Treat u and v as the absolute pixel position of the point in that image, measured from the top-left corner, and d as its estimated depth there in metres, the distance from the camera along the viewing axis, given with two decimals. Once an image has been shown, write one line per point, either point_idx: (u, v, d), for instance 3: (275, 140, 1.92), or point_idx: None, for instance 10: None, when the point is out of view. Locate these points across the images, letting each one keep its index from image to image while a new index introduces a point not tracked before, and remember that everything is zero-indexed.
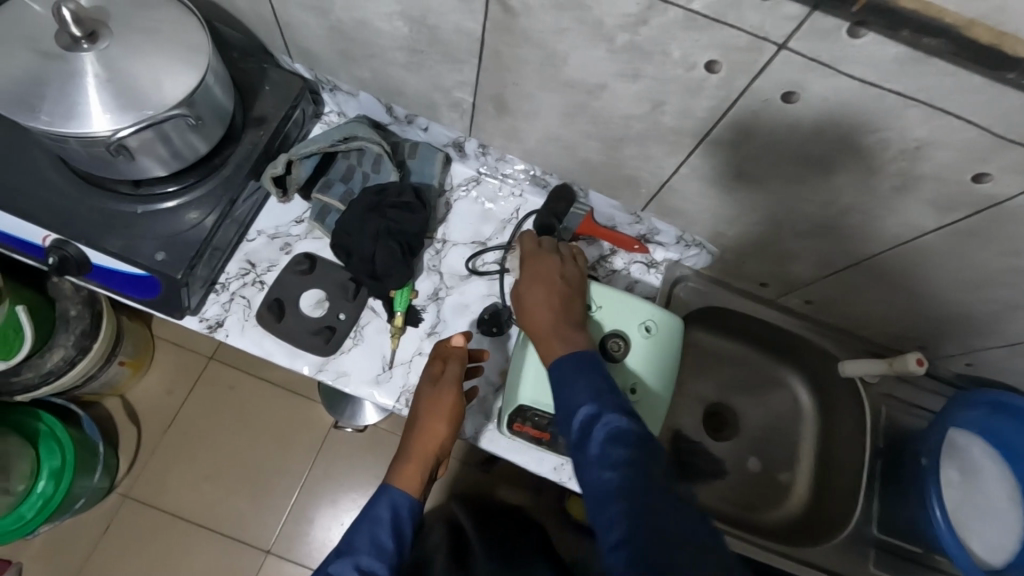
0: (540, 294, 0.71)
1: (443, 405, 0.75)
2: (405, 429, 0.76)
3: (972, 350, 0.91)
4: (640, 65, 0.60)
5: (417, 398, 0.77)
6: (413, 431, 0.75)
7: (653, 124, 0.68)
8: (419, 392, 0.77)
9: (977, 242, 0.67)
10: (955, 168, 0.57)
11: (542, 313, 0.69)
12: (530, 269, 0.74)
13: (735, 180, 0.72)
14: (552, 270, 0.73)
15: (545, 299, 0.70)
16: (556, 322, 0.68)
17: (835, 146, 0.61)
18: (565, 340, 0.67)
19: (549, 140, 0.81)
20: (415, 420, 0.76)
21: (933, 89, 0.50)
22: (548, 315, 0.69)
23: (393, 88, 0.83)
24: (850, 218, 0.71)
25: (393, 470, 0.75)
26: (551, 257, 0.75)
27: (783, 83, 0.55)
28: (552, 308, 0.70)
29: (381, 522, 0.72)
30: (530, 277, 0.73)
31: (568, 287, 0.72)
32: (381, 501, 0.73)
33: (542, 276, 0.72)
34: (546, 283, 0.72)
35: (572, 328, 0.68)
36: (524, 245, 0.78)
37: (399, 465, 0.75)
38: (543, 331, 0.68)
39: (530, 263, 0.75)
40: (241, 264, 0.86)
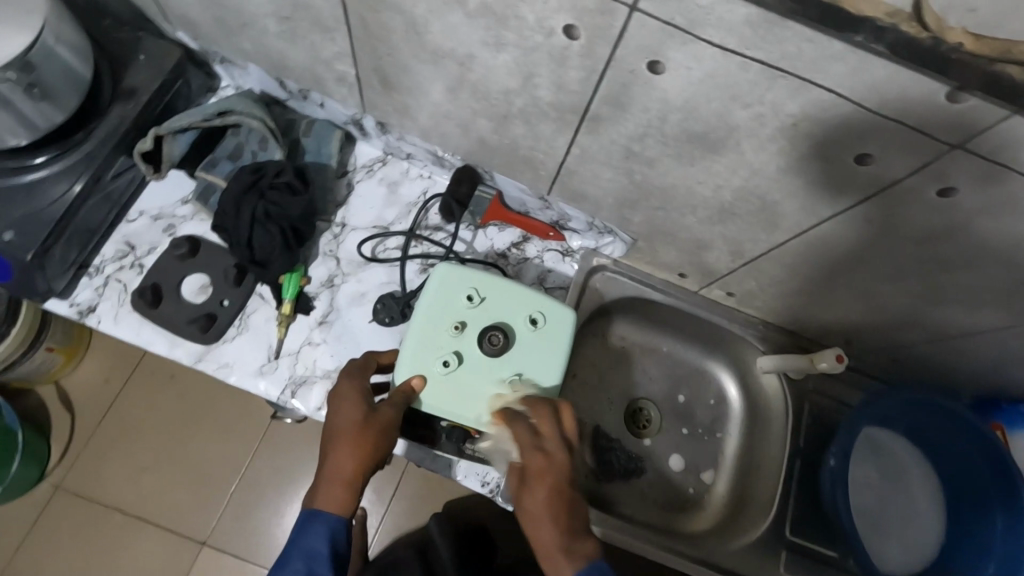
0: (546, 517, 0.60)
1: (377, 423, 0.64)
2: (327, 446, 0.64)
3: (895, 346, 0.87)
4: (500, 32, 0.55)
5: (342, 413, 0.65)
6: (339, 449, 0.63)
7: (532, 99, 0.63)
8: (346, 406, 0.65)
9: (877, 229, 0.62)
10: (837, 148, 0.53)
11: (552, 539, 0.60)
12: (543, 490, 0.61)
13: (627, 161, 0.67)
14: (559, 478, 0.61)
15: (547, 519, 0.60)
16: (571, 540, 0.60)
17: (714, 125, 0.55)
18: (574, 558, 0.59)
19: (440, 118, 0.75)
20: (342, 437, 0.63)
21: (796, 56, 0.45)
22: (557, 538, 0.60)
23: (277, 61, 0.78)
24: (748, 204, 0.66)
25: (317, 494, 0.63)
26: (558, 451, 0.62)
27: (645, 51, 0.50)
28: (562, 517, 0.60)
29: (318, 552, 0.61)
30: (540, 490, 0.61)
31: (572, 469, 0.63)
32: (314, 531, 0.61)
33: (544, 485, 0.61)
34: (541, 498, 0.61)
35: (582, 534, 0.61)
36: (516, 435, 0.62)
37: (324, 489, 0.62)
38: (561, 544, 0.60)
39: (536, 457, 0.61)
40: (119, 246, 0.81)
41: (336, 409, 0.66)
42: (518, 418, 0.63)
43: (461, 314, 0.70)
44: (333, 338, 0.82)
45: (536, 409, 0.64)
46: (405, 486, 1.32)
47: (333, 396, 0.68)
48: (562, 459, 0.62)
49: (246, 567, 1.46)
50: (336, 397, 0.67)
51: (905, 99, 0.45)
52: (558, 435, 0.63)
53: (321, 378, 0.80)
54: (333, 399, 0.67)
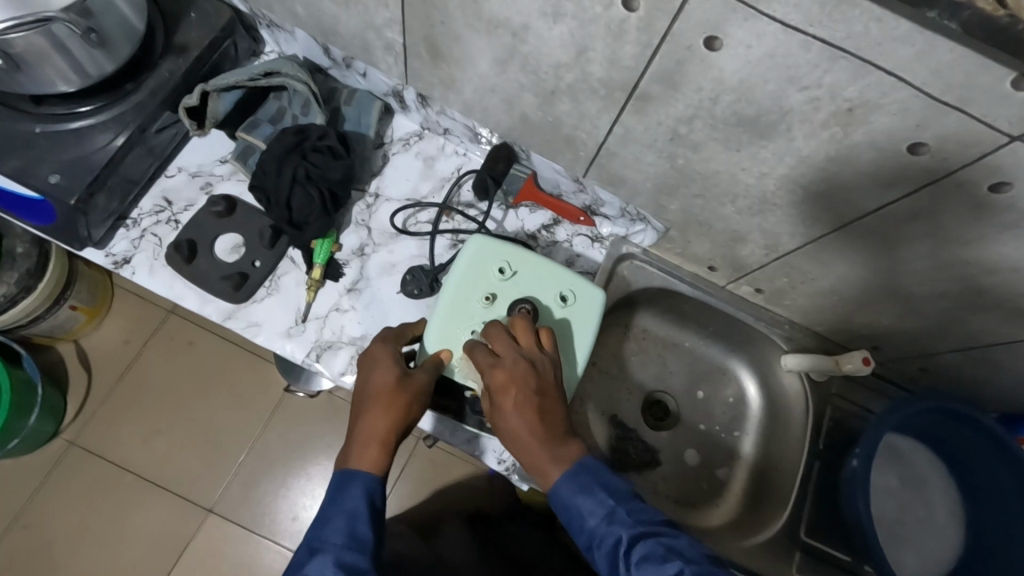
0: (518, 429, 0.59)
1: (412, 387, 0.64)
2: (360, 409, 0.64)
3: (924, 354, 0.86)
4: (559, 1, 0.55)
5: (375, 376, 0.65)
6: (373, 413, 0.63)
7: (581, 73, 0.63)
8: (378, 368, 0.65)
9: (921, 226, 0.61)
10: (891, 137, 0.52)
11: (529, 446, 0.59)
12: (506, 404, 0.59)
13: (671, 144, 0.67)
14: (524, 386, 0.59)
15: (522, 431, 0.58)
16: (546, 445, 0.59)
17: (765, 106, 0.55)
18: (557, 459, 0.59)
19: (484, 91, 0.76)
20: (374, 400, 0.63)
21: (861, 36, 0.45)
22: (536, 447, 0.59)
23: (326, 25, 0.78)
24: (789, 194, 0.66)
25: (351, 457, 0.63)
26: (514, 362, 0.61)
27: (706, 27, 0.50)
28: (533, 419, 0.59)
29: (359, 512, 0.61)
30: (508, 405, 0.59)
31: (538, 376, 0.61)
32: (355, 489, 0.61)
33: (504, 401, 0.59)
34: (507, 413, 0.59)
35: (559, 438, 0.60)
36: (475, 360, 0.63)
37: (359, 452, 0.62)
38: (544, 449, 0.59)
39: (496, 372, 0.60)
40: (157, 201, 0.82)
41: (368, 373, 0.66)
42: (473, 346, 0.64)
43: (492, 285, 0.70)
44: (361, 306, 0.83)
45: (492, 334, 0.64)
46: (410, 465, 1.32)
47: (364, 359, 0.68)
48: (519, 357, 0.61)
49: (250, 535, 1.47)
50: (370, 362, 0.67)
51: (969, 84, 0.45)
52: (513, 347, 0.62)
53: (347, 345, 0.81)
54: (363, 363, 0.67)
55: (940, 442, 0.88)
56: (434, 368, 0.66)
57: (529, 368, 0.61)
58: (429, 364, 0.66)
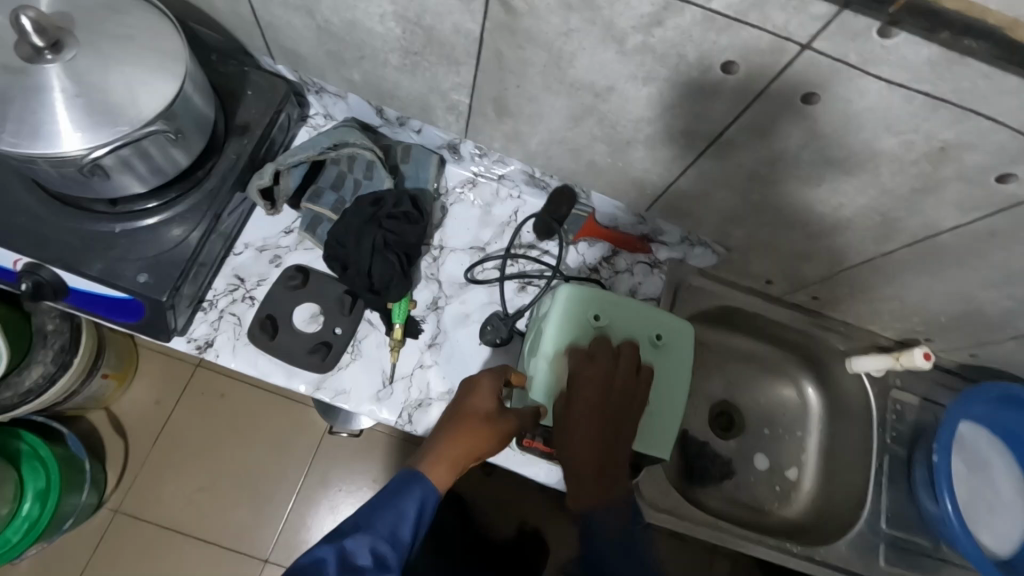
0: (578, 444, 0.65)
1: (502, 426, 0.67)
2: (452, 424, 0.67)
3: (979, 344, 0.90)
4: (652, 67, 0.57)
5: (474, 400, 0.68)
6: (463, 432, 0.66)
7: (662, 126, 0.65)
8: (476, 396, 0.68)
9: (996, 242, 0.65)
10: (980, 170, 0.55)
11: (585, 463, 0.65)
12: (577, 418, 0.65)
13: (747, 181, 0.69)
14: (598, 401, 0.66)
15: (590, 454, 0.65)
16: (594, 469, 0.65)
17: (855, 149, 0.58)
18: (593, 488, 0.65)
19: (551, 143, 0.77)
20: (468, 422, 0.66)
21: (965, 91, 0.48)
22: (587, 474, 0.65)
23: (384, 90, 0.79)
24: (862, 219, 0.69)
25: (425, 460, 0.66)
26: (606, 383, 0.67)
27: (805, 86, 0.53)
28: (602, 446, 0.66)
29: (408, 514, 0.62)
30: (581, 417, 0.65)
31: (622, 410, 0.67)
32: (411, 493, 0.63)
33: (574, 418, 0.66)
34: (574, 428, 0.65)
35: (602, 475, 0.65)
36: (575, 360, 0.68)
37: (436, 458, 0.65)
38: (595, 475, 0.65)
39: (585, 381, 0.67)
40: (229, 279, 0.82)
41: (465, 397, 0.69)
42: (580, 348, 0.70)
43: (590, 334, 0.72)
44: (443, 360, 0.84)
45: (600, 348, 0.69)
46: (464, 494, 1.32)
47: (468, 380, 0.71)
48: (615, 386, 0.67)
49: None
50: (474, 382, 0.70)
51: None
52: (613, 371, 0.68)
53: (437, 401, 0.82)
54: (463, 387, 0.70)
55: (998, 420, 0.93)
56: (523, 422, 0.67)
57: (618, 400, 0.67)
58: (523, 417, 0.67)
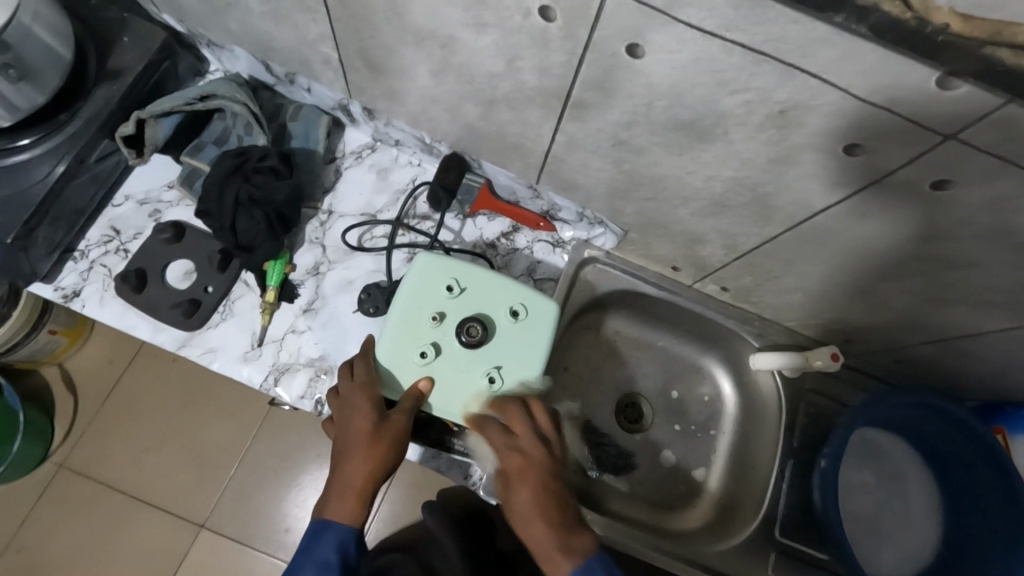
0: (543, 502, 0.60)
1: (388, 435, 0.63)
2: (344, 456, 0.63)
3: (897, 348, 0.83)
4: (479, 13, 0.53)
5: (354, 421, 0.64)
6: (356, 462, 0.62)
7: (516, 83, 0.61)
8: (354, 415, 0.64)
9: (872, 224, 0.59)
10: (828, 138, 0.50)
11: (543, 518, 0.59)
12: (536, 466, 0.62)
13: (615, 149, 0.65)
14: (543, 469, 0.62)
15: (542, 506, 0.60)
16: (553, 533, 0.58)
17: (699, 112, 0.53)
18: (572, 552, 0.58)
19: (426, 103, 0.74)
20: (355, 450, 0.62)
21: (779, 40, 0.42)
22: (545, 525, 0.59)
23: (263, 42, 0.76)
24: (737, 195, 0.64)
25: (331, 504, 0.62)
26: (533, 446, 0.63)
27: (625, 34, 0.48)
28: (542, 508, 0.60)
29: (329, 564, 0.61)
30: (527, 486, 0.61)
31: (551, 457, 0.63)
32: (324, 541, 0.62)
33: (529, 480, 0.61)
34: (541, 480, 0.61)
35: (568, 527, 0.59)
36: (488, 438, 0.64)
37: (340, 497, 0.62)
38: (554, 537, 0.58)
39: (524, 472, 0.61)
40: (105, 230, 0.81)
41: (345, 417, 0.65)
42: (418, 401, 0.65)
43: (441, 304, 0.68)
44: (318, 326, 0.82)
45: (504, 409, 0.64)
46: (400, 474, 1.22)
47: (341, 401, 0.66)
48: (533, 439, 0.63)
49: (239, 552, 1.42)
50: (346, 400, 0.65)
51: (897, 84, 0.42)
52: (507, 432, 0.63)
53: (305, 367, 0.80)
54: (339, 408, 0.66)
55: (919, 431, 0.86)
56: (410, 415, 0.64)
57: (546, 461, 0.62)
58: (404, 412, 0.64)
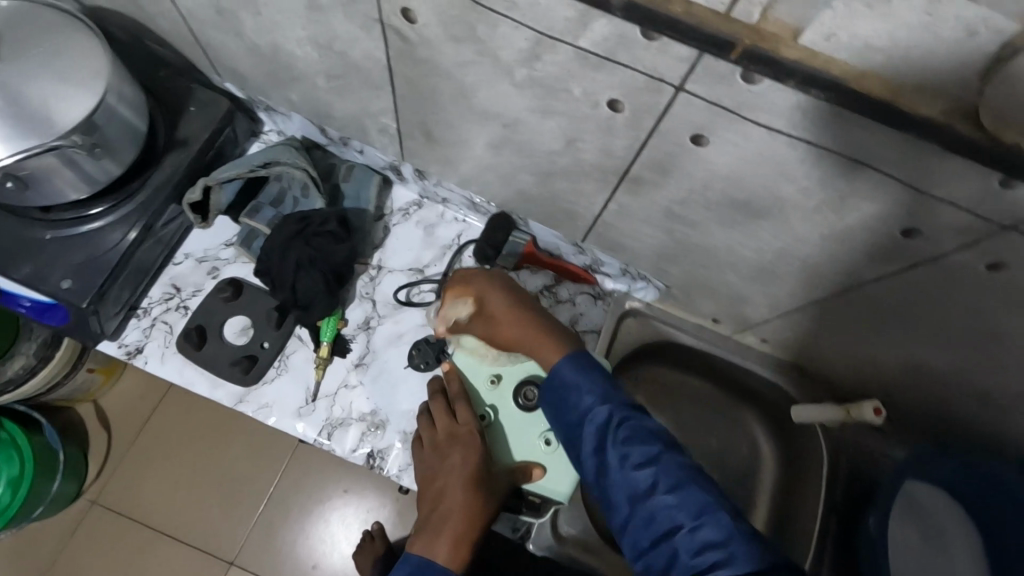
0: (520, 320, 0.65)
1: (498, 483, 0.65)
2: (450, 493, 0.63)
3: (939, 405, 0.83)
4: (547, 102, 0.56)
5: (463, 461, 0.65)
6: (464, 499, 0.62)
7: (573, 159, 0.64)
8: (462, 457, 0.65)
9: (923, 298, 0.60)
10: (883, 222, 0.52)
11: (528, 328, 0.65)
12: (498, 311, 0.67)
13: (667, 220, 0.67)
14: (501, 287, 0.68)
15: (515, 307, 0.66)
16: (526, 329, 0.65)
17: (757, 195, 0.55)
18: (561, 347, 0.64)
19: (479, 169, 0.76)
20: (464, 490, 0.63)
21: (845, 142, 0.45)
22: (534, 332, 0.65)
23: (323, 111, 0.80)
24: (786, 263, 0.65)
25: (434, 543, 0.61)
26: (484, 278, 0.69)
27: (691, 126, 0.51)
28: (516, 311, 0.66)
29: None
30: (494, 308, 0.67)
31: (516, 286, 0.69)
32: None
33: (502, 321, 0.66)
34: (508, 313, 0.66)
35: (552, 327, 0.65)
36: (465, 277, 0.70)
37: (445, 537, 0.61)
38: (546, 338, 0.64)
39: (484, 301, 0.67)
40: (166, 288, 0.84)
41: (450, 457, 0.65)
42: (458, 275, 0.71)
43: (496, 366, 0.71)
44: (369, 380, 0.84)
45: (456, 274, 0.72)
46: None
47: (443, 439, 0.67)
48: (487, 277, 0.69)
49: None
50: (452, 440, 0.66)
51: (960, 183, 0.44)
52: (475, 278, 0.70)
53: (357, 421, 0.82)
54: (441, 448, 0.66)
55: (989, 506, 0.81)
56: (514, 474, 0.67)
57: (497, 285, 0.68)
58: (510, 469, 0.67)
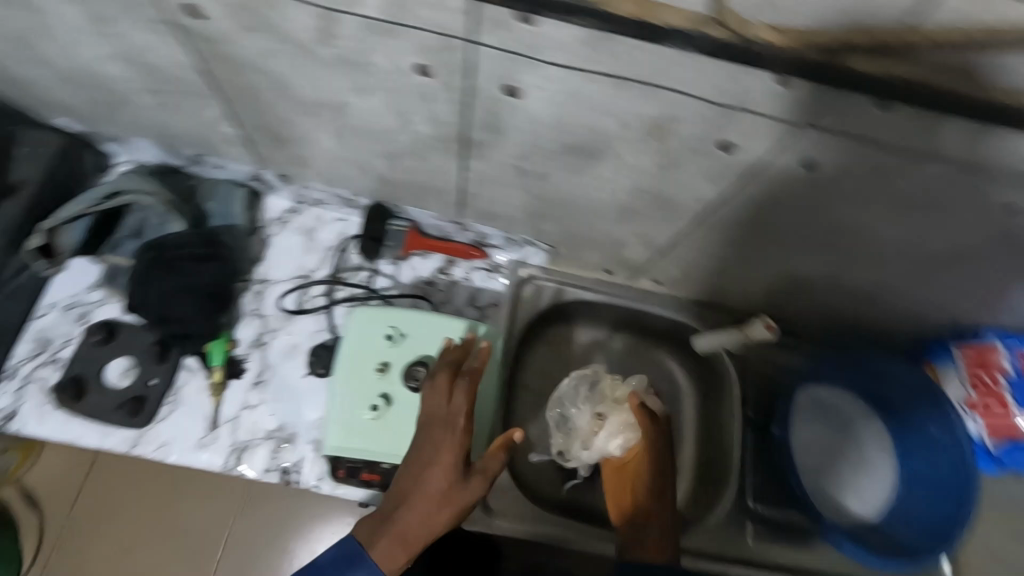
0: (433, 464, 0.57)
1: (455, 502, 0.57)
2: (404, 498, 0.56)
3: (823, 309, 0.88)
4: (361, 79, 0.55)
5: (427, 473, 0.57)
6: (409, 513, 0.56)
7: (413, 134, 0.63)
8: (431, 471, 0.57)
9: (766, 209, 0.63)
10: (701, 140, 0.54)
11: (433, 471, 0.57)
12: (461, 427, 0.59)
13: (521, 179, 0.68)
14: (462, 402, 0.60)
15: (460, 439, 0.59)
16: (438, 472, 0.57)
17: (585, 135, 0.56)
18: (445, 505, 0.56)
19: (335, 162, 0.75)
20: (415, 507, 0.56)
21: (634, 66, 0.46)
22: (421, 484, 0.57)
23: (163, 130, 0.77)
24: (641, 200, 0.67)
25: (376, 542, 0.56)
26: (471, 375, 0.62)
27: (498, 78, 0.51)
28: (438, 461, 0.57)
29: None
30: (457, 425, 0.59)
31: (463, 415, 0.60)
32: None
33: (449, 445, 0.58)
34: (455, 436, 0.58)
35: (450, 472, 0.57)
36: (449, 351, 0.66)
37: (389, 541, 0.55)
38: (447, 495, 0.56)
39: (437, 410, 0.60)
40: (33, 343, 0.80)
41: (415, 465, 0.58)
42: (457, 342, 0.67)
43: (383, 354, 0.70)
44: (270, 396, 0.82)
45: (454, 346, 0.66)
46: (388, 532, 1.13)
47: (428, 423, 0.60)
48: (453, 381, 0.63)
49: None
50: (427, 426, 0.60)
51: (746, 87, 0.46)
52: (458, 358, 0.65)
53: (265, 440, 0.80)
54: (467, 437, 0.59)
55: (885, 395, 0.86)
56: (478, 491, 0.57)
57: (461, 401, 0.61)
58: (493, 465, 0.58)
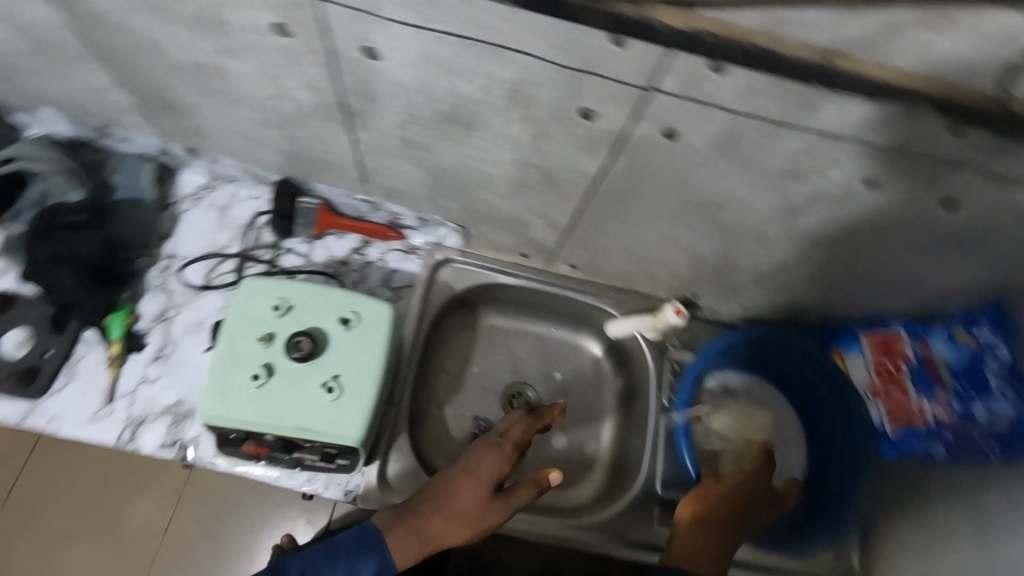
0: (474, 497, 0.60)
1: (504, 491, 0.61)
2: (457, 479, 0.61)
3: (734, 294, 0.88)
4: (227, 41, 0.56)
5: (478, 463, 0.62)
6: (457, 494, 0.59)
7: (295, 101, 0.63)
8: (478, 464, 0.62)
9: (647, 183, 0.63)
10: (563, 107, 0.54)
11: (465, 498, 0.60)
12: (474, 483, 0.60)
13: (410, 150, 0.68)
14: (490, 468, 0.62)
15: (483, 486, 0.61)
16: (479, 507, 0.60)
17: (454, 101, 0.57)
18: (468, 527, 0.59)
19: (232, 133, 0.75)
20: (473, 488, 0.60)
21: (473, 25, 0.46)
22: (468, 503, 0.59)
23: (62, 100, 0.77)
24: (530, 174, 0.67)
25: (395, 532, 0.57)
26: (499, 449, 0.63)
27: (352, 39, 0.51)
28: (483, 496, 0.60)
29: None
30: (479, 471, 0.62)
31: (498, 462, 0.62)
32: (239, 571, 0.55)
33: (474, 481, 0.61)
34: (482, 483, 0.61)
35: (488, 507, 0.60)
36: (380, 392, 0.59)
37: (411, 533, 0.57)
38: (465, 509, 0.59)
39: (471, 473, 0.61)
40: None
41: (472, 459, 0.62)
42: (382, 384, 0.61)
43: (269, 325, 0.69)
44: (170, 371, 0.81)
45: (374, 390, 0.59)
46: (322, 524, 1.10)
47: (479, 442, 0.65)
48: (480, 453, 0.63)
49: None
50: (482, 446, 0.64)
51: (583, 47, 0.46)
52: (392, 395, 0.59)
53: (160, 415, 0.78)
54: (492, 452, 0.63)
55: None
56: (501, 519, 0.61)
57: (491, 459, 0.62)
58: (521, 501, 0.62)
